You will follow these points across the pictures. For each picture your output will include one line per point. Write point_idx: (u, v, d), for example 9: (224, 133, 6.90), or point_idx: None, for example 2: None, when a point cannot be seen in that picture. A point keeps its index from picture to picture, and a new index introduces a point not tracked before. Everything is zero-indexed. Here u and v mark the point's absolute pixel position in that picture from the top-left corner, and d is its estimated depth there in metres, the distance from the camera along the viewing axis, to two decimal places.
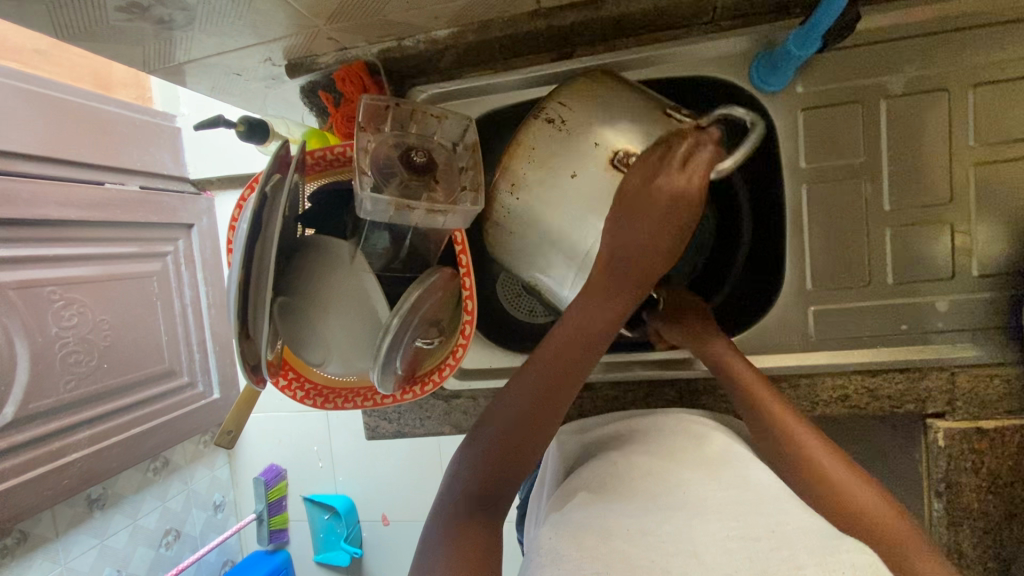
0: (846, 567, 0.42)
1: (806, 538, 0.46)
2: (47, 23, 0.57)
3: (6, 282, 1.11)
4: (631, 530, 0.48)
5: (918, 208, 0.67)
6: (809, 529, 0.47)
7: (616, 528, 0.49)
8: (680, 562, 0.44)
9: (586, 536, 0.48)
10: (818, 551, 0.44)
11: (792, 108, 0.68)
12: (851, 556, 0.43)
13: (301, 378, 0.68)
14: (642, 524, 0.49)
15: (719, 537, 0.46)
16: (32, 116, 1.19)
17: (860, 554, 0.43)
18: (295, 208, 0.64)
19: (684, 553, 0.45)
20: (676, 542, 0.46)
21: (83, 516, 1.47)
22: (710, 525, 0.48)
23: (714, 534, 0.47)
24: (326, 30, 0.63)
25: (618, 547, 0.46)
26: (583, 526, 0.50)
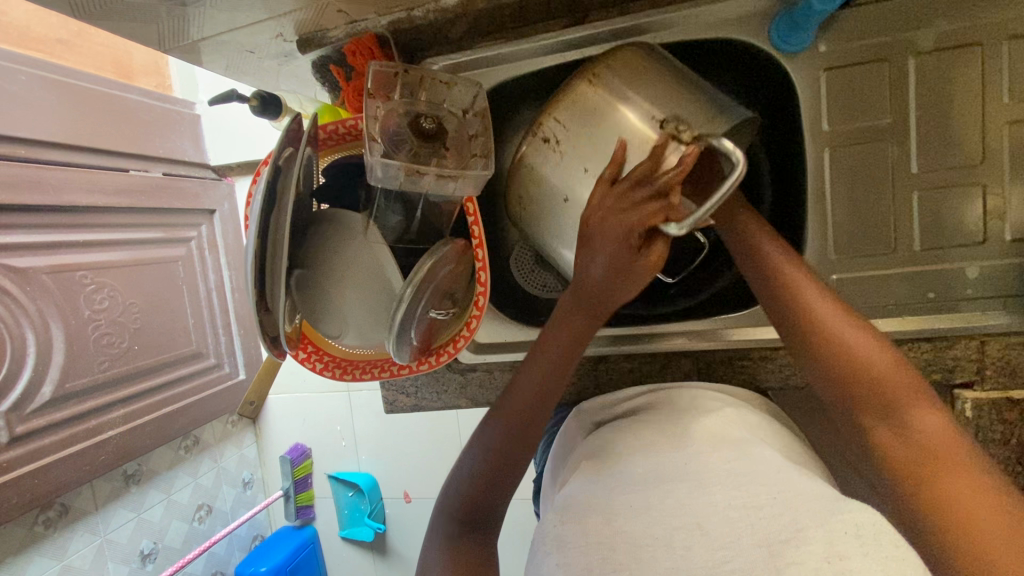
0: (846, 527, 0.41)
1: (809, 502, 0.45)
2: (64, 3, 0.58)
3: (40, 267, 1.15)
4: (633, 508, 0.48)
5: (947, 170, 0.64)
6: (810, 494, 0.46)
7: (619, 508, 0.49)
8: (683, 537, 0.44)
9: (590, 518, 0.48)
10: (820, 513, 0.43)
11: (814, 69, 0.65)
12: (849, 515, 0.42)
13: (320, 351, 0.69)
14: (644, 501, 0.49)
15: (720, 507, 0.46)
16: (58, 105, 1.22)
17: (864, 513, 0.42)
18: (309, 183, 0.65)
19: (685, 526, 0.45)
20: (678, 516, 0.46)
21: (120, 491, 1.54)
22: (714, 494, 0.48)
23: (715, 503, 0.47)
24: (336, 2, 0.63)
25: (621, 527, 0.46)
26: (587, 509, 0.50)
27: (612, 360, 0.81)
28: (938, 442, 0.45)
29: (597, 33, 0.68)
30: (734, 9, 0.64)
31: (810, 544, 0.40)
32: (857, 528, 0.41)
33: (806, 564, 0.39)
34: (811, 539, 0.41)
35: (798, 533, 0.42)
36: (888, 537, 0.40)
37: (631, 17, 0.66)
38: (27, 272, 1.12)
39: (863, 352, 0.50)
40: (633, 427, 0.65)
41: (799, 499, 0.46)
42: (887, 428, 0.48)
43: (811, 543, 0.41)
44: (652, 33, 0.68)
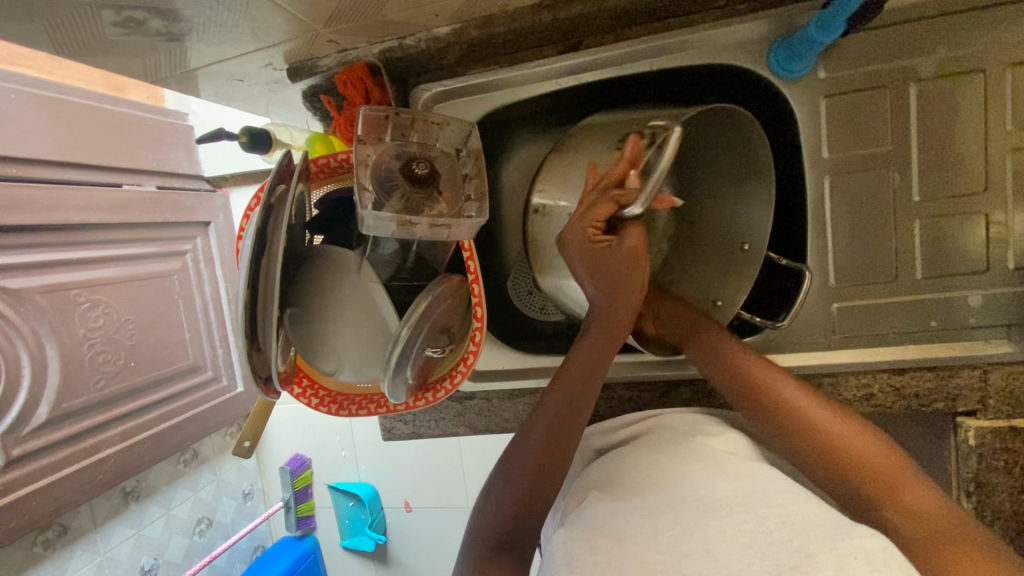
0: (857, 552, 0.41)
1: (816, 526, 0.45)
2: (48, 43, 0.56)
3: (33, 287, 1.14)
4: (642, 532, 0.48)
5: (949, 197, 0.63)
6: (822, 517, 0.46)
7: (626, 532, 0.48)
8: (693, 562, 0.44)
9: (597, 542, 0.48)
10: (829, 539, 0.43)
11: (813, 95, 0.64)
12: (862, 540, 0.43)
13: (315, 385, 0.67)
14: (652, 525, 0.49)
15: (730, 533, 0.46)
16: (47, 121, 1.20)
17: (874, 538, 0.43)
18: (302, 215, 0.63)
19: (696, 553, 0.45)
20: (686, 539, 0.46)
21: (119, 507, 1.53)
22: (722, 521, 0.47)
23: (726, 529, 0.46)
24: (325, 32, 0.62)
25: (629, 550, 0.46)
26: (594, 532, 0.50)
27: (612, 388, 0.81)
28: (877, 467, 0.51)
29: (595, 58, 0.66)
30: (731, 35, 0.63)
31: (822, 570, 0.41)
32: (868, 557, 0.41)
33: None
34: (821, 565, 0.41)
35: (808, 560, 0.42)
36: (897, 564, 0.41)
37: (627, 43, 0.65)
38: (21, 292, 1.11)
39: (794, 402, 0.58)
40: (639, 446, 0.65)
41: (808, 523, 0.45)
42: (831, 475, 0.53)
43: (823, 568, 0.41)
44: (650, 59, 0.66)
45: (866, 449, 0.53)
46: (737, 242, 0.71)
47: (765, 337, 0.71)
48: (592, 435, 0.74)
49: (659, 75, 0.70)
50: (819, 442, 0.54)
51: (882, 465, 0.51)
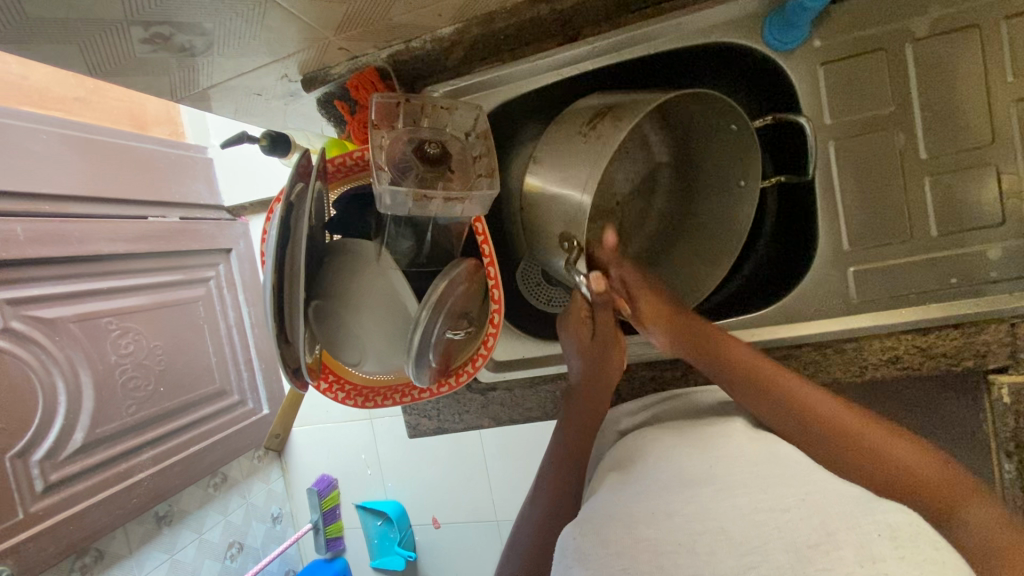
0: (879, 528, 0.39)
1: (838, 504, 0.42)
2: (81, 65, 0.61)
3: (66, 316, 1.19)
4: (655, 515, 0.46)
5: (957, 152, 0.63)
6: (840, 496, 0.44)
7: (639, 515, 0.46)
8: (706, 543, 0.41)
9: (609, 529, 0.46)
10: (852, 517, 0.41)
11: (810, 64, 0.65)
12: (887, 517, 0.40)
13: (341, 380, 0.69)
14: (666, 506, 0.46)
15: (744, 511, 0.43)
16: (77, 160, 1.27)
17: (898, 513, 0.41)
18: (322, 217, 0.66)
19: (710, 532, 0.42)
20: (699, 520, 0.43)
21: (153, 533, 1.55)
22: (736, 500, 0.44)
23: (738, 508, 0.43)
24: (336, 40, 0.66)
25: (643, 534, 0.44)
26: (606, 518, 0.48)
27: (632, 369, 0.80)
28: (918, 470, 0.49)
29: (593, 47, 0.69)
30: (724, 13, 0.65)
31: (841, 550, 0.37)
32: (892, 533, 0.39)
33: (837, 568, 0.36)
34: (843, 543, 0.38)
35: (829, 538, 0.39)
36: (927, 537, 0.39)
37: (627, 28, 0.67)
38: (55, 321, 1.16)
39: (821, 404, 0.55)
40: (658, 430, 0.64)
41: (829, 502, 0.43)
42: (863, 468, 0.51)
43: (843, 547, 0.38)
44: (647, 42, 0.68)
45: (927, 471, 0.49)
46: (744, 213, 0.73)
47: (782, 305, 0.70)
48: (613, 420, 0.74)
49: (657, 58, 0.71)
50: (852, 449, 0.51)
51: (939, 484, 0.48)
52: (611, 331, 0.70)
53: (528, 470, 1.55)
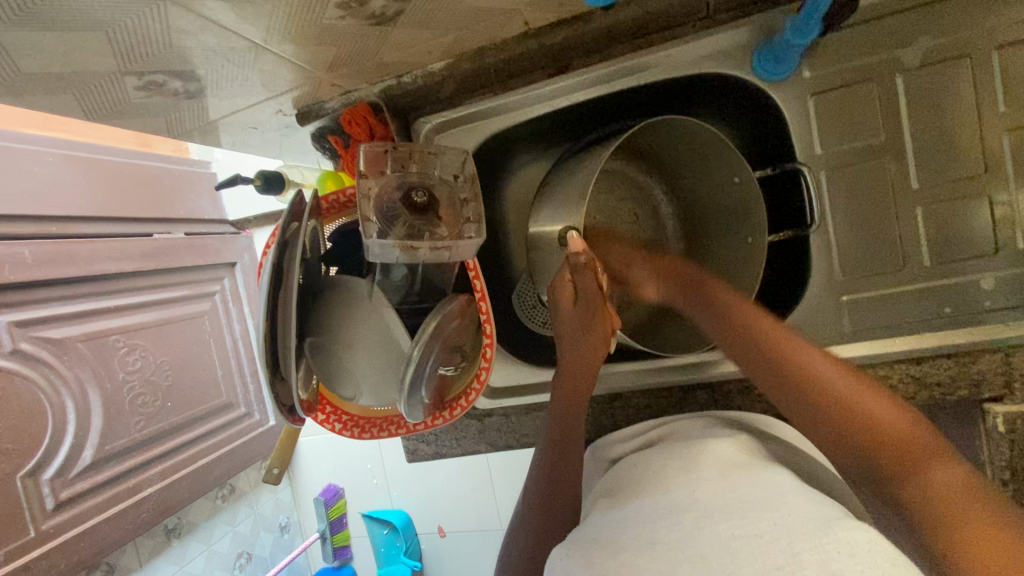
0: (839, 546, 0.39)
1: (803, 524, 0.43)
2: (78, 110, 0.62)
3: (75, 335, 1.21)
4: (640, 542, 0.47)
5: (949, 182, 0.63)
6: (806, 514, 0.44)
7: (624, 542, 0.47)
8: (686, 568, 0.42)
9: (595, 554, 0.47)
10: (813, 534, 0.41)
11: (800, 94, 0.66)
12: (843, 534, 0.40)
13: (338, 411, 0.70)
14: (650, 534, 0.47)
15: (723, 537, 0.43)
16: (83, 181, 1.29)
17: (861, 533, 0.41)
18: (316, 250, 0.67)
19: (690, 559, 0.42)
20: (682, 548, 0.44)
21: (162, 545, 1.57)
22: (716, 527, 0.45)
23: (719, 534, 0.44)
24: (328, 78, 0.67)
25: (625, 561, 0.45)
26: (593, 543, 0.49)
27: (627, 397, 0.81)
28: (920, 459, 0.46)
29: (583, 79, 0.69)
30: (713, 44, 0.65)
31: (806, 570, 0.38)
32: (851, 548, 0.39)
33: None
34: (805, 564, 0.38)
35: (795, 559, 0.39)
36: (886, 555, 0.38)
37: (617, 60, 0.67)
38: (63, 341, 1.18)
39: (826, 375, 0.54)
40: (649, 454, 0.66)
41: (799, 520, 0.43)
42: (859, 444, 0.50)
43: (806, 567, 0.38)
44: (636, 74, 0.68)
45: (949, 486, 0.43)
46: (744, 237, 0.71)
47: None
48: (606, 446, 0.75)
49: (647, 90, 0.71)
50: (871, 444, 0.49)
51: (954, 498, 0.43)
52: (592, 293, 0.66)
53: None
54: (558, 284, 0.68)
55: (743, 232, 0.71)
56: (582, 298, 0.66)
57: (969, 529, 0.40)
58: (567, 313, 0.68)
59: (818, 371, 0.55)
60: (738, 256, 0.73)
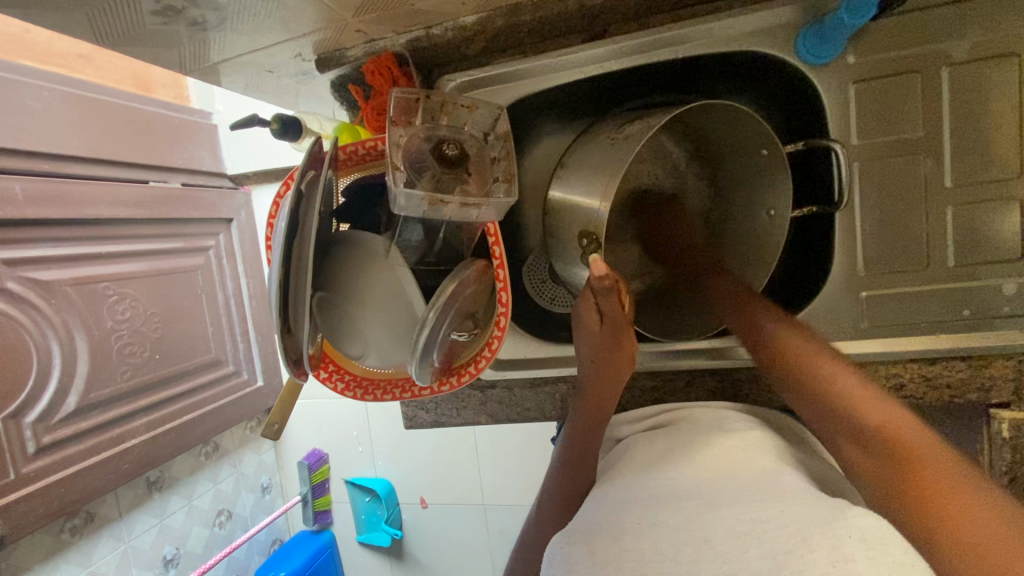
0: (850, 531, 0.39)
1: (817, 511, 0.42)
2: (88, 32, 0.58)
3: (63, 279, 1.17)
4: (645, 521, 0.46)
5: (983, 183, 0.62)
6: (811, 504, 0.43)
7: (627, 526, 0.46)
8: (694, 554, 0.41)
9: (599, 538, 0.46)
10: (822, 522, 0.40)
11: (841, 81, 0.64)
12: (856, 520, 0.40)
13: (341, 370, 0.68)
14: (653, 516, 0.46)
15: (729, 521, 0.43)
16: (78, 119, 1.23)
17: (870, 518, 0.40)
18: (330, 203, 0.64)
19: (697, 541, 0.42)
20: (684, 530, 0.43)
21: (143, 497, 1.56)
22: (725, 511, 0.44)
23: (724, 519, 0.43)
24: (354, 22, 0.63)
25: (629, 544, 0.44)
26: (594, 530, 0.48)
27: (634, 377, 0.80)
28: (926, 452, 0.43)
29: (620, 47, 0.66)
30: (760, 20, 0.63)
31: (815, 552, 0.37)
32: (862, 534, 0.38)
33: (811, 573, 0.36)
34: (816, 546, 0.38)
35: (803, 542, 0.39)
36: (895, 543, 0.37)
37: (657, 29, 0.65)
38: (51, 284, 1.14)
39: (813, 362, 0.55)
40: (656, 437, 0.65)
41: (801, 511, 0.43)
42: (857, 440, 0.48)
43: (816, 549, 0.38)
44: (675, 46, 0.66)
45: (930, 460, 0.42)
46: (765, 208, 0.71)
47: None
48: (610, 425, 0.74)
49: (683, 64, 0.69)
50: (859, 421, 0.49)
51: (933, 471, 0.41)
52: (619, 318, 0.62)
53: (519, 459, 1.56)
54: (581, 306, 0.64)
55: (768, 203, 0.70)
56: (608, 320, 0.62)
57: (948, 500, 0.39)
58: (590, 334, 0.64)
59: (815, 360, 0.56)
60: (763, 231, 0.72)
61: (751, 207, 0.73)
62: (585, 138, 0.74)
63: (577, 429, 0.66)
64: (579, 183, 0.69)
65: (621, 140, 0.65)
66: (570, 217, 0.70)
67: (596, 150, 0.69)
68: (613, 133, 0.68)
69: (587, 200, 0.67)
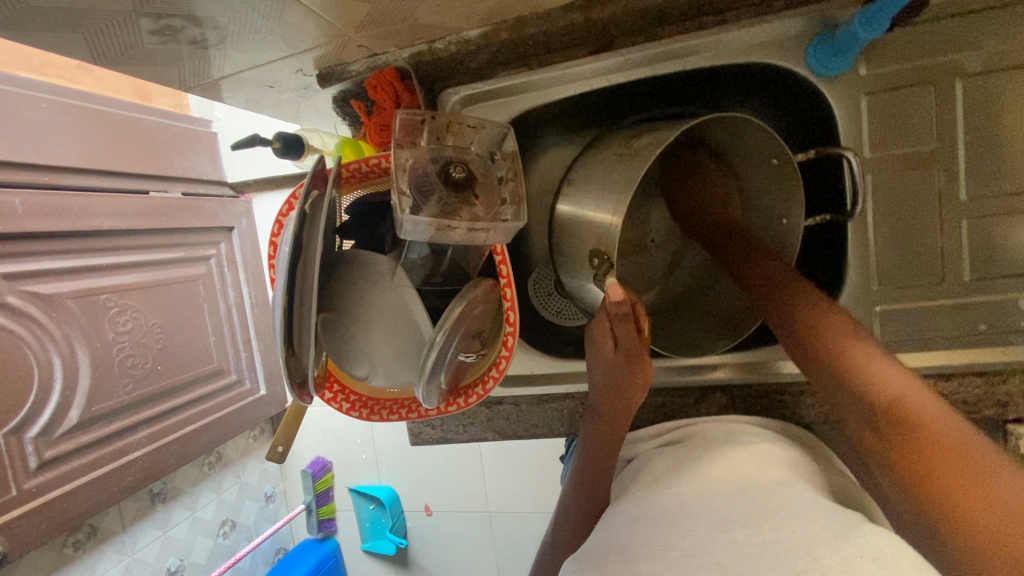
0: (862, 551, 0.38)
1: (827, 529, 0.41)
2: (87, 53, 0.57)
3: (65, 292, 1.16)
4: (657, 544, 0.45)
5: (1000, 196, 0.61)
6: (825, 521, 0.42)
7: (638, 550, 0.45)
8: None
9: (609, 563, 0.45)
10: (834, 540, 0.40)
11: (853, 92, 0.62)
12: (867, 539, 0.39)
13: (346, 391, 0.68)
14: (663, 538, 0.45)
15: (739, 544, 0.42)
16: (77, 131, 1.22)
17: (881, 536, 0.39)
18: (333, 222, 0.63)
19: (709, 565, 0.41)
20: (697, 553, 0.42)
21: (147, 509, 1.55)
22: (733, 532, 0.43)
23: (734, 541, 0.42)
24: (356, 38, 0.62)
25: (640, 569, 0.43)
26: (606, 554, 0.47)
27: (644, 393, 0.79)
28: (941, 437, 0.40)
29: (627, 59, 0.65)
30: (769, 32, 0.61)
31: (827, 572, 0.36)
32: (875, 553, 0.37)
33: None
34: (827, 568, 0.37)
35: (815, 563, 0.38)
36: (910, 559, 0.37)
37: (662, 42, 0.64)
38: (52, 297, 1.14)
39: (826, 335, 0.52)
40: (666, 455, 0.64)
41: (816, 529, 0.42)
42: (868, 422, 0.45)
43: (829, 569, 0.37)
44: (683, 58, 0.65)
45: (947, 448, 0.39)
46: (778, 216, 0.70)
47: None
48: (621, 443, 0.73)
49: (691, 75, 0.68)
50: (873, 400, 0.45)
51: (952, 460, 0.38)
52: (635, 347, 0.61)
53: (524, 466, 1.55)
54: (595, 330, 0.64)
55: (783, 209, 0.68)
56: (623, 348, 0.61)
57: (962, 499, 0.37)
58: (604, 362, 0.63)
59: (828, 333, 0.52)
60: (780, 236, 0.70)
61: (765, 216, 0.72)
62: (590, 154, 0.73)
63: (592, 451, 0.65)
64: (585, 200, 0.69)
65: (630, 154, 0.64)
66: (578, 235, 0.69)
67: (603, 166, 0.68)
68: (620, 148, 0.67)
69: (596, 215, 0.66)
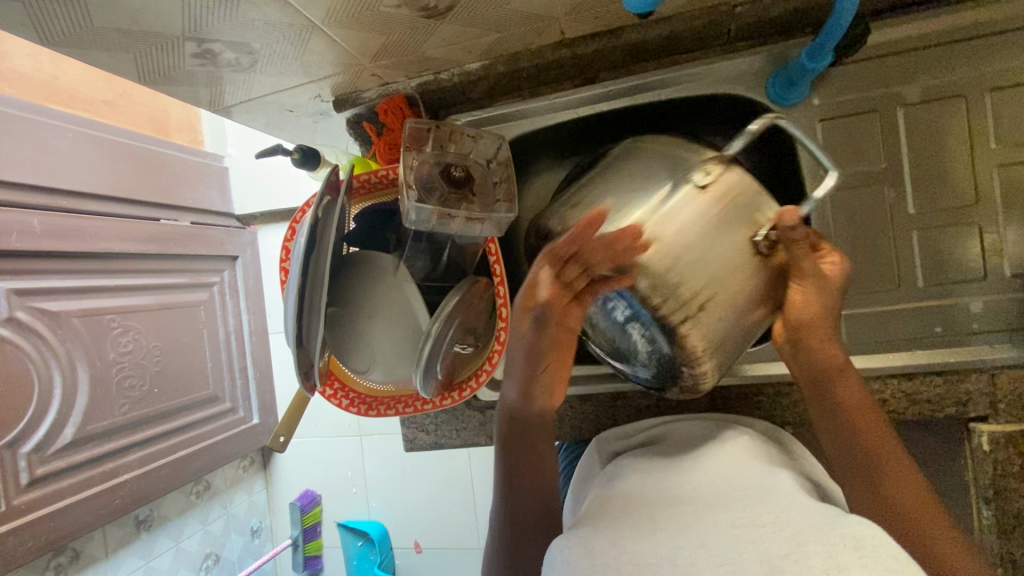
0: (845, 540, 0.40)
1: (810, 519, 0.43)
2: (134, 72, 0.65)
3: (71, 310, 1.20)
4: (644, 530, 0.47)
5: (944, 209, 0.67)
6: (808, 511, 0.45)
7: (624, 533, 0.47)
8: (687, 555, 0.42)
9: (596, 540, 0.46)
10: (820, 529, 0.41)
11: (809, 120, 0.70)
12: (850, 529, 0.41)
13: (346, 387, 0.71)
14: (649, 526, 0.47)
15: (724, 527, 0.44)
16: (99, 160, 1.30)
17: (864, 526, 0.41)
18: (342, 229, 0.69)
19: (690, 545, 0.43)
20: (682, 537, 0.44)
21: (130, 537, 1.52)
22: (718, 519, 0.46)
23: (720, 525, 0.45)
24: (371, 67, 0.70)
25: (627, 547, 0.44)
26: (594, 532, 0.48)
27: (630, 396, 0.82)
28: (922, 498, 0.52)
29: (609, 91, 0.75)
30: (734, 67, 0.71)
31: (811, 559, 0.38)
32: (856, 542, 0.39)
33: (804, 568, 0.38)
34: (812, 554, 0.39)
35: (800, 549, 0.40)
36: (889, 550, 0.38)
37: (638, 76, 0.74)
38: (59, 315, 1.18)
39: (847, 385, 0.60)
40: (648, 455, 0.66)
41: (800, 518, 0.44)
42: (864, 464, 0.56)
43: (812, 556, 0.38)
44: (658, 91, 0.74)
45: (927, 509, 0.51)
46: None
47: None
48: (607, 440, 0.76)
49: (662, 108, 0.77)
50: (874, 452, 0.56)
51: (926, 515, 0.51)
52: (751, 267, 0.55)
53: None
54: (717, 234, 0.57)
55: None
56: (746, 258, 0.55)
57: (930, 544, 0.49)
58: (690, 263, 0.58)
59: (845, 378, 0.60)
60: None
61: None
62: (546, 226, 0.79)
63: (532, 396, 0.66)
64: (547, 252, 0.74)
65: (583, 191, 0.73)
66: None
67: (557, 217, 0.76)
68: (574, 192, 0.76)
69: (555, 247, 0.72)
